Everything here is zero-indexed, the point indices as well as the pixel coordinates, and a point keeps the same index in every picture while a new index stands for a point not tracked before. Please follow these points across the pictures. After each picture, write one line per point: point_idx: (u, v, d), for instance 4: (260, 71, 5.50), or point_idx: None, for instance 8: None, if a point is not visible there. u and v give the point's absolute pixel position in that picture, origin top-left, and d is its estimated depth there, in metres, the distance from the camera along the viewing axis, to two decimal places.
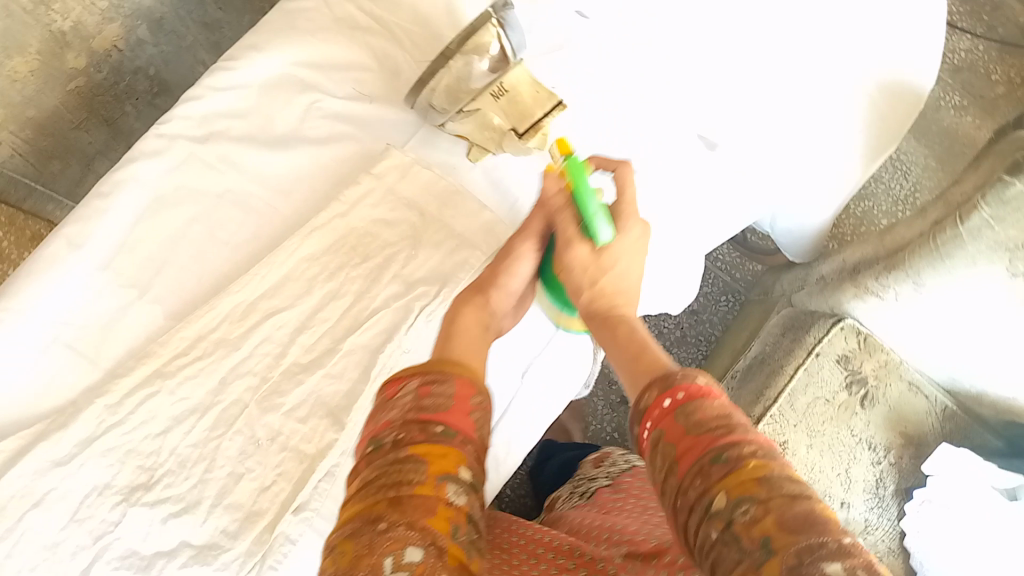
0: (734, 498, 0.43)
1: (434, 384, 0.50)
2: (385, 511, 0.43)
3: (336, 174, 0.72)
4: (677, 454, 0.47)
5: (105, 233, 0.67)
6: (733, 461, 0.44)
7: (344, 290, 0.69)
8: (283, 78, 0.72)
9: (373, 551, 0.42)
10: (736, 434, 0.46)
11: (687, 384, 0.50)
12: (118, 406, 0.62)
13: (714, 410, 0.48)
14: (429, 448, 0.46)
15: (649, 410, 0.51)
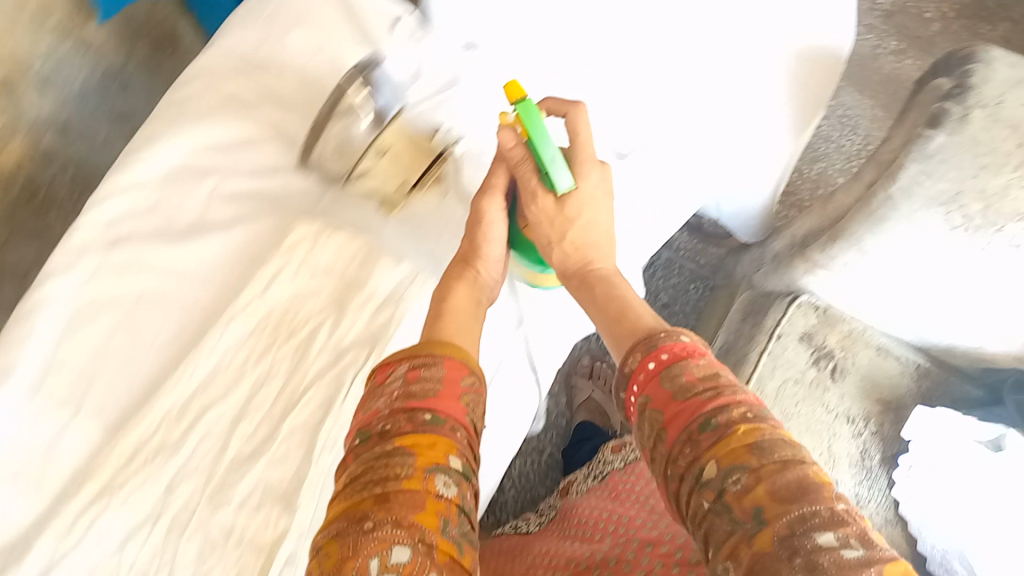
0: (725, 467, 0.51)
1: (423, 368, 0.57)
2: (371, 509, 0.49)
3: (249, 255, 0.70)
4: (667, 419, 0.56)
5: (32, 356, 0.67)
6: (721, 429, 0.52)
7: (275, 370, 0.68)
8: (183, 166, 0.70)
9: (365, 547, 0.47)
10: (721, 399, 0.54)
11: (671, 347, 0.60)
12: (68, 532, 0.62)
13: (702, 372, 0.57)
14: (419, 442, 0.52)
15: (638, 373, 0.60)
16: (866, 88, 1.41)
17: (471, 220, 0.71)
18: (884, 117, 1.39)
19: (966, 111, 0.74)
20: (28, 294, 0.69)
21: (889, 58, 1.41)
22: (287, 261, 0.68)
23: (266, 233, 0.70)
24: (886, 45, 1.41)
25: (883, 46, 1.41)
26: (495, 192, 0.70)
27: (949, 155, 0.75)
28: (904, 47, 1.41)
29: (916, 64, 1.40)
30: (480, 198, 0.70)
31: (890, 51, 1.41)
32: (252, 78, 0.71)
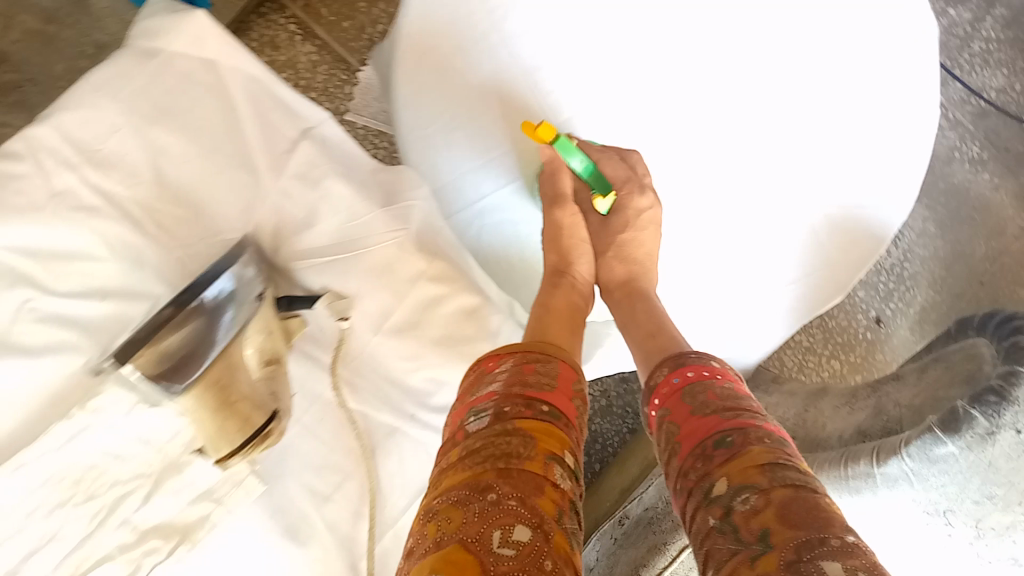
0: (736, 486, 0.47)
1: (538, 364, 0.52)
2: (495, 481, 0.42)
3: (57, 396, 0.54)
4: (683, 434, 0.53)
5: None
6: (735, 445, 0.49)
7: (56, 537, 0.52)
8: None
9: (483, 522, 0.40)
10: (743, 413, 0.52)
11: (699, 364, 0.58)
12: None
13: (723, 390, 0.54)
14: (541, 430, 0.46)
15: (661, 386, 0.58)
16: (925, 196, 1.14)
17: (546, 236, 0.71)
18: (934, 235, 1.13)
19: (993, 429, 0.57)
20: None
21: (965, 165, 1.14)
22: (88, 424, 0.52)
23: (78, 377, 0.54)
24: (967, 149, 1.15)
25: (962, 150, 1.15)
26: (567, 200, 0.71)
27: (956, 467, 0.59)
28: (987, 157, 1.14)
29: (992, 180, 1.14)
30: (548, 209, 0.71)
31: (968, 157, 1.14)
32: (93, 177, 0.56)
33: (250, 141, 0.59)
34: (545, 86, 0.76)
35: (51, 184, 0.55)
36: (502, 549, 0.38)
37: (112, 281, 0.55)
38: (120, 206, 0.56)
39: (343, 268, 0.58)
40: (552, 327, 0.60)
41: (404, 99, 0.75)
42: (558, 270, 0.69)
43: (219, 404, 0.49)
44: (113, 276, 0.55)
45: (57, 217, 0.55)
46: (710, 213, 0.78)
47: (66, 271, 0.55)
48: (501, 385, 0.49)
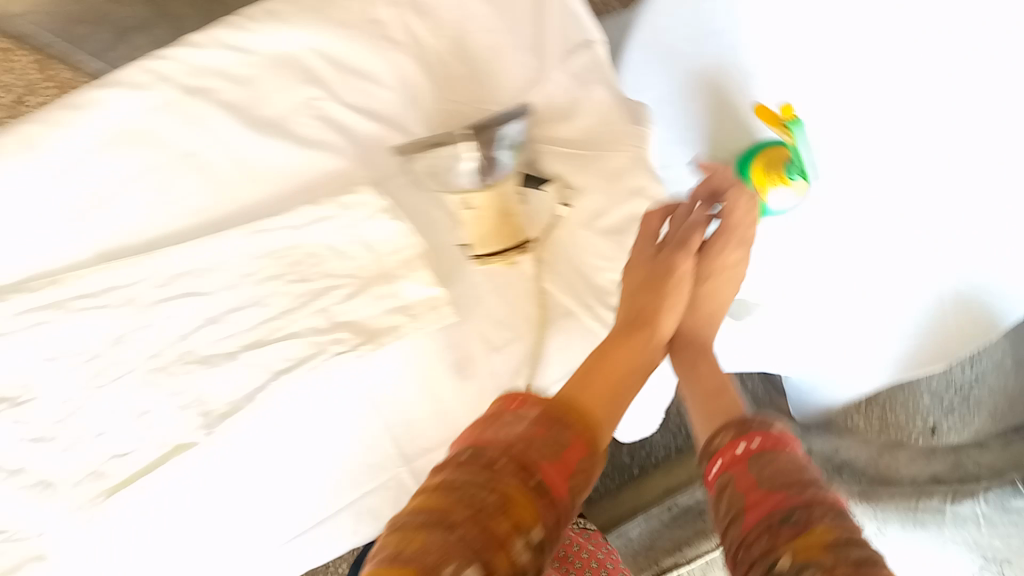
0: (799, 562, 0.43)
1: (553, 415, 0.51)
2: (461, 520, 0.41)
3: (308, 184, 0.65)
4: (745, 503, 0.49)
5: (64, 145, 0.64)
6: (802, 523, 0.45)
7: (269, 300, 0.65)
8: (293, 60, 0.66)
9: (440, 555, 0.39)
10: (811, 493, 0.48)
11: (766, 436, 0.54)
12: (18, 317, 0.65)
13: (788, 468, 0.51)
14: (528, 500, 0.44)
15: (720, 451, 0.55)
16: None
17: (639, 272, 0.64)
18: None
19: None
20: (87, 87, 0.64)
21: None
22: (335, 217, 0.64)
23: (337, 172, 0.65)
24: None
25: None
26: (675, 243, 0.64)
27: None
28: None
29: None
30: (646, 256, 0.64)
31: None
32: (409, 22, 0.68)
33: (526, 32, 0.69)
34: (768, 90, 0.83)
35: (366, 17, 0.67)
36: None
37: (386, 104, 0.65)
38: (418, 51, 0.67)
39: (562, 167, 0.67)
40: (609, 370, 0.58)
41: (642, 60, 0.85)
42: (641, 315, 0.62)
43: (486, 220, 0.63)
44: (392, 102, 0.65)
45: (365, 40, 0.66)
46: (861, 250, 0.81)
47: (354, 87, 0.65)
48: (511, 428, 0.48)
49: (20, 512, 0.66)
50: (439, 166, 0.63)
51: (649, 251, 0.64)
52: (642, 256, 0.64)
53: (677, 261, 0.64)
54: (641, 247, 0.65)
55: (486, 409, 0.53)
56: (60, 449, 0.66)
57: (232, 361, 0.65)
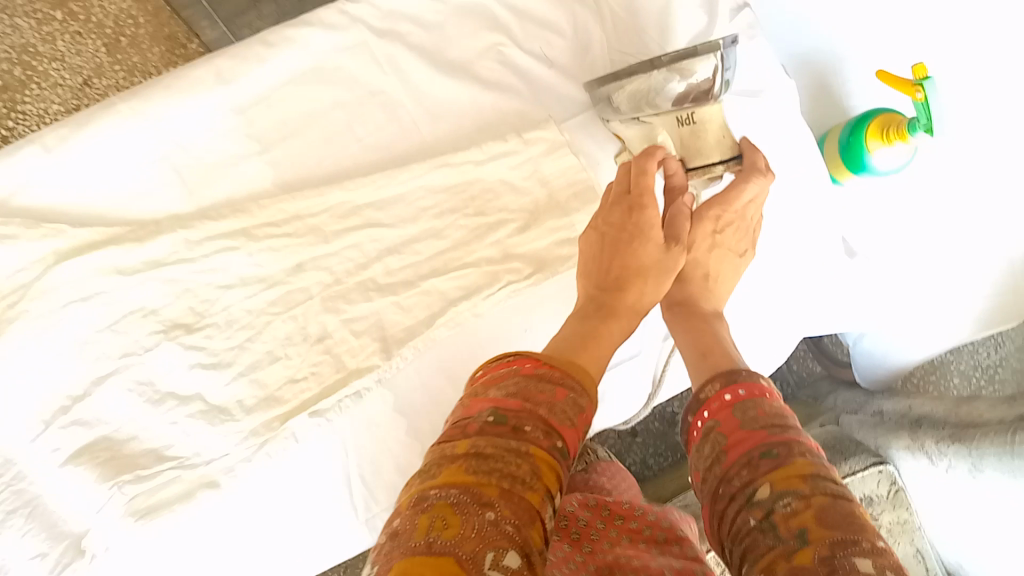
0: (778, 491, 0.43)
1: (545, 371, 0.47)
2: (496, 498, 0.39)
3: (488, 122, 0.72)
4: (727, 444, 0.48)
5: (254, 80, 0.68)
6: (781, 457, 0.44)
7: (447, 233, 0.70)
8: (479, 8, 0.72)
9: (479, 540, 0.37)
10: (789, 432, 0.46)
11: (751, 384, 0.51)
12: (197, 244, 0.67)
13: (770, 409, 0.48)
14: (546, 466, 0.42)
15: (709, 402, 0.52)
16: None
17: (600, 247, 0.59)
18: None
19: None
20: (287, 26, 0.69)
21: None
22: (516, 151, 0.70)
23: (515, 111, 0.72)
24: None
25: None
26: (650, 196, 0.59)
27: None
28: None
29: None
30: (628, 236, 0.58)
31: None
32: None
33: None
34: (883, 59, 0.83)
35: None
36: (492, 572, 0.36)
37: (561, 56, 0.73)
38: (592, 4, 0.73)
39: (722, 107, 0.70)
40: (608, 344, 0.54)
41: (763, 28, 0.89)
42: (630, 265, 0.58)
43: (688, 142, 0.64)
44: (566, 51, 0.73)
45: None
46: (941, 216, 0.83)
47: (533, 36, 0.72)
48: (519, 398, 0.44)
49: (191, 435, 0.66)
50: (651, 88, 0.63)
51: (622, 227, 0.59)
52: (610, 229, 0.59)
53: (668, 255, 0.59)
54: (617, 210, 0.60)
55: (495, 371, 0.48)
56: (233, 375, 0.66)
57: (414, 289, 0.68)
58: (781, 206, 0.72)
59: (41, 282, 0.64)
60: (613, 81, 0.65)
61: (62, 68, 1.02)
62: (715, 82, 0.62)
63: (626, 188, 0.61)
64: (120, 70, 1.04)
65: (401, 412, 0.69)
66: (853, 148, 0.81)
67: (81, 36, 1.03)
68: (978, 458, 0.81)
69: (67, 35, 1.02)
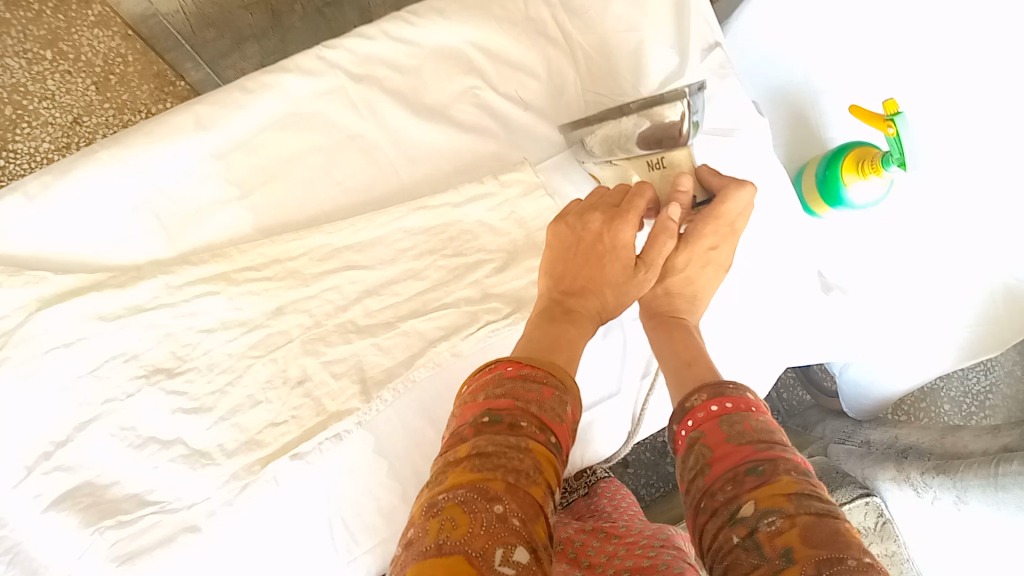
0: (763, 509, 0.41)
1: (531, 368, 0.48)
2: (503, 494, 0.39)
3: (465, 164, 0.72)
4: (711, 457, 0.45)
5: (233, 127, 0.69)
6: (768, 474, 0.42)
7: (425, 274, 0.70)
8: (454, 52, 0.73)
9: (487, 537, 0.38)
10: (775, 448, 0.44)
11: (736, 396, 0.48)
12: (178, 290, 0.67)
13: (756, 423, 0.46)
14: (546, 461, 0.43)
15: (693, 411, 0.48)
16: None
17: (571, 252, 0.57)
18: None
19: None
20: (265, 73, 0.71)
21: None
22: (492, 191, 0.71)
23: (491, 153, 0.73)
24: None
25: None
26: (635, 214, 0.58)
27: None
28: None
29: None
30: (602, 250, 0.57)
31: None
32: (562, 18, 0.74)
33: (666, 30, 0.75)
34: (859, 92, 0.85)
35: (527, 13, 0.74)
36: (504, 568, 0.37)
37: (537, 97, 0.74)
38: (567, 47, 0.74)
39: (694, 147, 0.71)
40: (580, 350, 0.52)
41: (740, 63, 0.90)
42: (602, 267, 0.56)
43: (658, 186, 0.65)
44: (541, 93, 0.74)
45: (525, 36, 0.73)
46: (923, 242, 0.84)
47: (509, 78, 0.73)
48: (510, 397, 0.45)
49: (173, 480, 0.66)
50: (620, 134, 0.66)
51: (598, 239, 0.57)
52: (587, 235, 0.58)
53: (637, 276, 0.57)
54: (598, 216, 0.57)
55: (482, 376, 0.48)
56: (214, 420, 0.67)
57: (392, 331, 0.69)
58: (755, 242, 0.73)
59: (22, 329, 0.65)
60: (583, 126, 0.69)
61: (52, 106, 1.03)
62: (683, 124, 0.63)
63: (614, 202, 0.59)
64: (110, 108, 1.05)
65: (380, 453, 0.69)
66: (830, 180, 0.81)
67: (71, 75, 1.04)
68: (963, 490, 0.82)
69: (56, 75, 1.03)
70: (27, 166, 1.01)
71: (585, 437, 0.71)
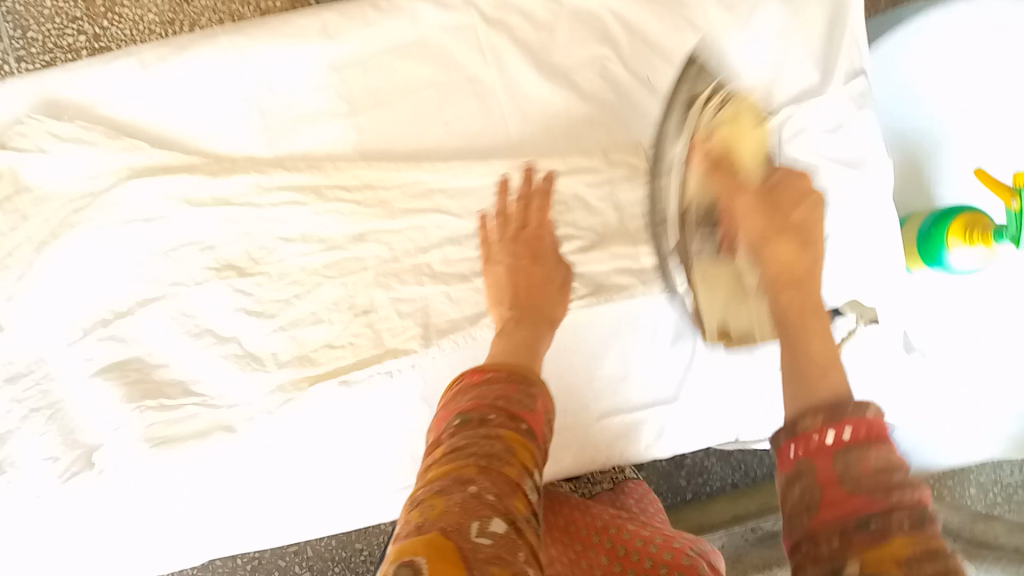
0: (868, 573, 0.35)
1: (492, 372, 0.48)
2: (476, 476, 0.40)
3: (577, 134, 0.70)
4: (820, 500, 0.39)
5: (356, 42, 0.68)
6: (882, 534, 0.36)
7: None
8: (593, 17, 0.70)
9: (461, 513, 0.38)
10: (895, 497, 0.37)
11: (859, 420, 0.40)
12: (267, 192, 0.67)
13: (879, 467, 0.38)
14: (520, 445, 0.43)
15: (803, 437, 0.41)
16: None
17: (502, 279, 0.64)
18: None
19: None
20: None
21: None
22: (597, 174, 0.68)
23: (605, 131, 0.70)
24: None
25: None
26: (536, 223, 0.66)
27: None
28: None
29: None
30: (527, 260, 0.65)
31: None
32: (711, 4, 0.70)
33: (812, 45, 0.70)
34: (992, 156, 0.81)
35: None
36: (480, 538, 0.37)
37: (667, 82, 0.70)
38: (713, 38, 0.70)
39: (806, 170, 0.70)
40: (538, 353, 0.56)
41: (875, 96, 0.86)
42: (527, 278, 0.64)
43: (755, 148, 0.66)
44: (672, 79, 0.70)
45: (669, 18, 0.70)
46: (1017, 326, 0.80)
47: (642, 56, 0.70)
48: (478, 395, 0.45)
49: (219, 376, 0.66)
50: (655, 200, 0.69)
51: (524, 253, 0.65)
52: (504, 260, 0.65)
53: (558, 272, 0.66)
54: (506, 241, 0.65)
55: (450, 390, 0.48)
56: (274, 327, 0.67)
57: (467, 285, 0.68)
58: (839, 284, 0.72)
59: (109, 194, 0.65)
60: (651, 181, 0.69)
61: None
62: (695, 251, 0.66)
63: (521, 223, 0.66)
64: None
65: (426, 401, 0.69)
66: (932, 240, 0.77)
67: None
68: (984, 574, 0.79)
69: None
70: (125, 31, 0.97)
71: (630, 434, 0.71)
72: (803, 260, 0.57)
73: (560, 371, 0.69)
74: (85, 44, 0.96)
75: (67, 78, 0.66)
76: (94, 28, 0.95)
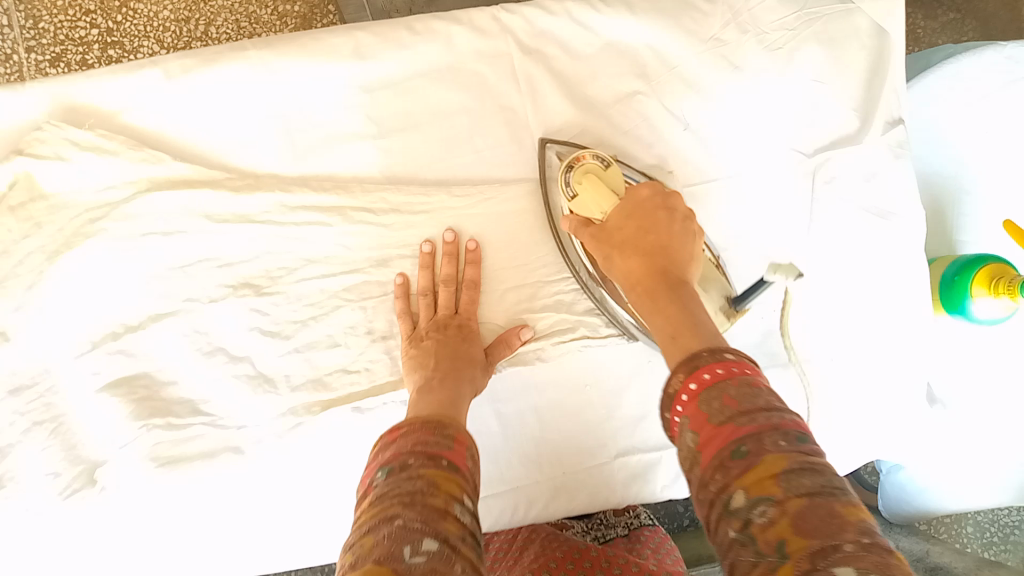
0: (753, 497, 0.34)
1: (405, 423, 0.49)
2: (400, 511, 0.40)
3: None
4: (698, 442, 0.38)
5: (389, 64, 0.66)
6: (753, 455, 0.35)
7: (536, 267, 0.67)
8: (631, 51, 0.69)
9: (392, 542, 0.38)
10: (761, 419, 0.36)
11: (724, 363, 0.40)
12: (291, 211, 0.65)
13: (740, 395, 0.38)
14: (444, 478, 0.43)
15: (675, 398, 0.41)
16: None
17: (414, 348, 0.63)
18: None
19: None
20: (433, 18, 0.67)
21: None
22: None
23: (636, 165, 0.69)
24: None
25: None
26: (442, 302, 0.65)
27: None
28: None
29: None
30: (460, 337, 0.63)
31: None
32: (751, 44, 0.69)
33: (851, 91, 0.69)
34: None
35: (718, 30, 0.69)
36: (413, 558, 0.37)
37: (702, 120, 0.69)
38: (752, 79, 0.69)
39: (823, 216, 0.70)
40: (464, 408, 0.56)
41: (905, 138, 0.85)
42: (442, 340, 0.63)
43: (618, 182, 0.61)
44: (707, 117, 0.69)
45: (708, 55, 0.69)
46: None
47: (677, 91, 0.69)
48: (401, 446, 0.47)
49: (231, 396, 0.64)
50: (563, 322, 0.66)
51: (454, 333, 0.63)
52: (421, 327, 0.64)
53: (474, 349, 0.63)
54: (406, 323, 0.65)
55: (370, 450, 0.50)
56: (289, 348, 0.65)
57: (493, 316, 0.67)
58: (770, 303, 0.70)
59: (127, 206, 0.64)
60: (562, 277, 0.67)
61: None
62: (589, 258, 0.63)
63: (452, 309, 0.65)
64: None
65: None
66: (954, 288, 0.73)
67: None
68: None
69: None
70: (140, 29, 0.94)
71: (644, 474, 0.70)
72: (649, 257, 0.52)
73: (579, 408, 0.68)
74: (95, 40, 0.93)
75: (88, 84, 0.64)
76: (107, 21, 0.93)
